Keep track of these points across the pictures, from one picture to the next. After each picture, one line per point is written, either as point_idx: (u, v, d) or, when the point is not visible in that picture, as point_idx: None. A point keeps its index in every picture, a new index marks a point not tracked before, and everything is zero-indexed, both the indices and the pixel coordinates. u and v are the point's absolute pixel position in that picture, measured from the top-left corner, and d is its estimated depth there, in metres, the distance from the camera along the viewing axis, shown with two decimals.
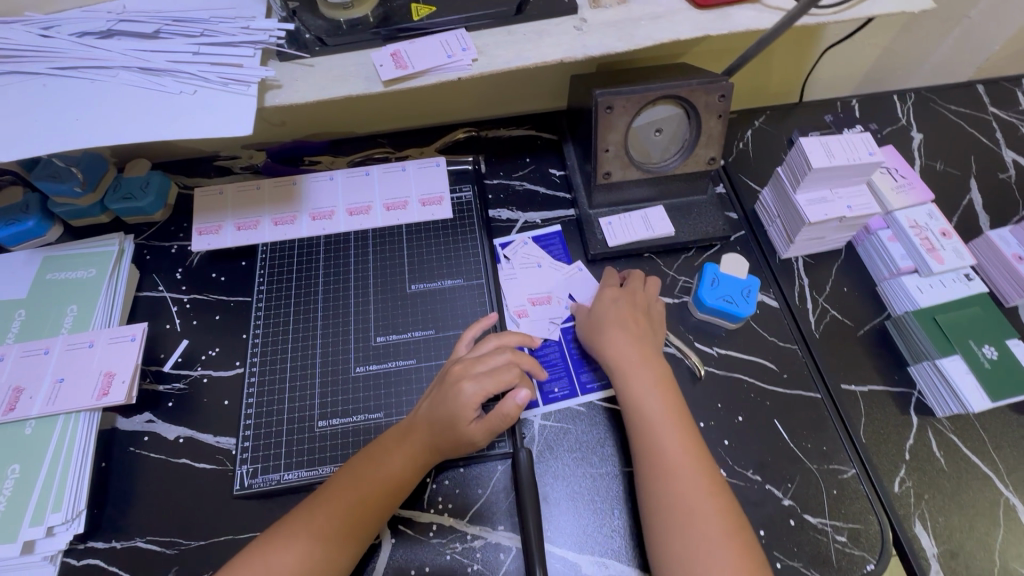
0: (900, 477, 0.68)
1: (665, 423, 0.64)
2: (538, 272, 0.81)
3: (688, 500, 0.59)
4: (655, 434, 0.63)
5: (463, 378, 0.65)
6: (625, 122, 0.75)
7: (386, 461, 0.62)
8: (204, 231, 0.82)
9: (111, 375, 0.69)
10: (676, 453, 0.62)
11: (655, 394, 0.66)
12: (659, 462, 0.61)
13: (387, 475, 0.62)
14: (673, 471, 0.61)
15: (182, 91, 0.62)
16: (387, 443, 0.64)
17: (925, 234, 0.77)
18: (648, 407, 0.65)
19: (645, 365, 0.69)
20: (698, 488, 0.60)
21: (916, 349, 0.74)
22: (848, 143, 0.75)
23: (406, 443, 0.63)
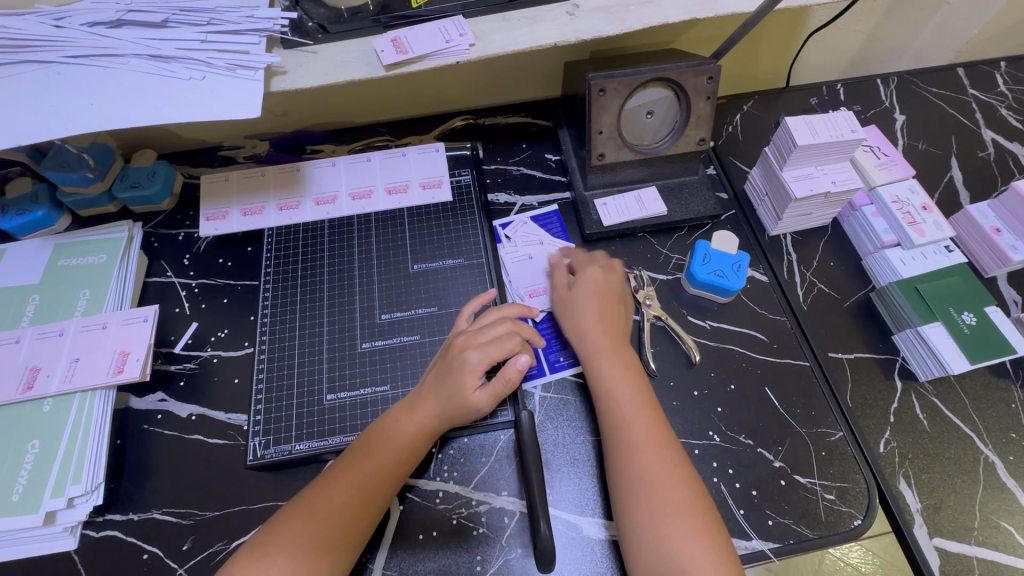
0: (885, 438, 0.71)
1: (638, 412, 0.65)
2: (539, 249, 0.84)
3: (664, 486, 0.60)
4: (627, 422, 0.65)
5: (467, 349, 0.68)
6: (617, 104, 0.77)
7: (389, 441, 0.64)
8: (211, 217, 0.84)
9: (126, 353, 0.71)
10: (649, 440, 0.63)
11: (629, 383, 0.68)
12: (633, 449, 0.63)
13: (393, 453, 0.64)
14: (647, 459, 0.62)
15: (192, 77, 0.64)
16: (387, 425, 0.66)
17: (908, 209, 0.81)
18: (621, 397, 0.66)
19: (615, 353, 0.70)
20: (672, 475, 0.61)
21: (900, 318, 0.77)
22: (831, 121, 0.78)
23: (408, 423, 0.66)
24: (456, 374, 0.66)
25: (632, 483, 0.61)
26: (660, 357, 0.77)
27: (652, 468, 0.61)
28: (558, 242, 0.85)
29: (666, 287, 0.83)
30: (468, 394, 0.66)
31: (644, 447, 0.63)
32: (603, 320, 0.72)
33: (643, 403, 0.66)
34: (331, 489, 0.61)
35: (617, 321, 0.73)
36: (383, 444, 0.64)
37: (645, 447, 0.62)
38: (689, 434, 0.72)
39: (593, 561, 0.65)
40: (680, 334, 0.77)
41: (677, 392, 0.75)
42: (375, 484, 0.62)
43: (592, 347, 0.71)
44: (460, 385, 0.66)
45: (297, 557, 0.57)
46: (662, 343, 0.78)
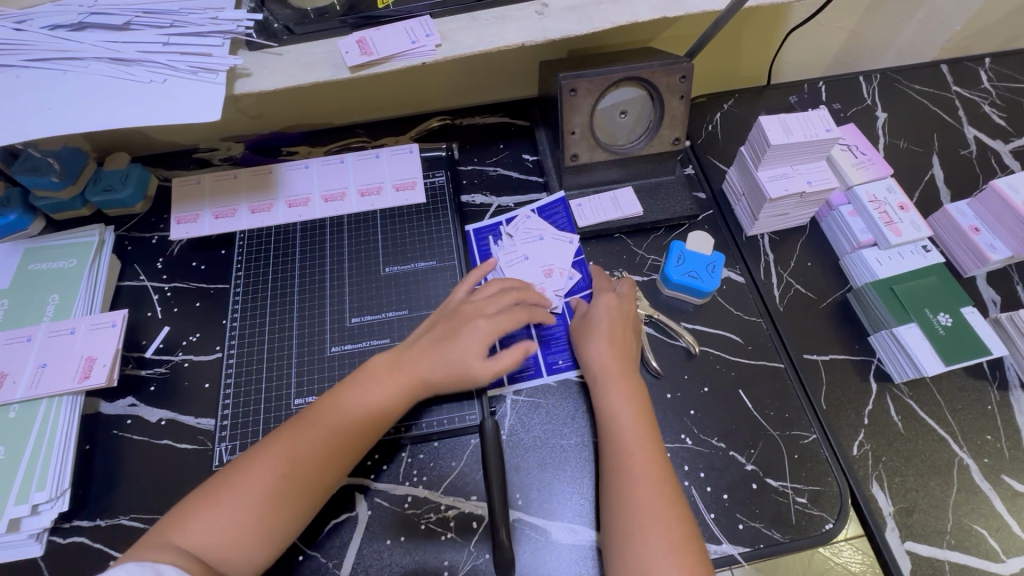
0: (858, 441, 0.70)
1: (633, 428, 0.64)
2: (541, 245, 0.83)
3: (651, 505, 0.59)
4: (619, 440, 0.64)
5: (475, 317, 0.69)
6: (589, 104, 0.77)
7: (361, 404, 0.64)
8: (182, 220, 0.84)
9: (93, 359, 0.71)
10: (643, 455, 0.62)
11: (630, 397, 0.67)
12: (625, 463, 0.62)
13: (365, 415, 0.64)
14: (637, 477, 0.60)
15: (153, 80, 0.64)
16: (359, 389, 0.65)
17: (885, 208, 0.80)
18: (619, 410, 0.66)
19: (619, 359, 0.70)
20: (655, 492, 0.59)
21: (875, 319, 0.76)
22: (806, 120, 0.77)
23: (384, 386, 0.65)
24: (455, 336, 0.68)
25: (617, 501, 0.60)
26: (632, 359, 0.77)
27: (639, 485, 0.60)
28: (560, 235, 0.83)
29: (641, 289, 0.82)
30: (465, 359, 0.67)
31: (633, 464, 0.62)
32: (612, 325, 0.72)
33: (640, 417, 0.65)
34: (288, 453, 0.60)
35: (625, 323, 0.73)
36: (355, 407, 0.64)
37: (637, 463, 0.62)
38: (661, 437, 0.71)
39: (562, 566, 0.65)
40: (677, 330, 0.77)
41: (650, 395, 0.74)
42: (337, 453, 0.62)
43: (596, 346, 0.71)
44: (456, 347, 0.67)
45: (243, 509, 0.57)
46: None
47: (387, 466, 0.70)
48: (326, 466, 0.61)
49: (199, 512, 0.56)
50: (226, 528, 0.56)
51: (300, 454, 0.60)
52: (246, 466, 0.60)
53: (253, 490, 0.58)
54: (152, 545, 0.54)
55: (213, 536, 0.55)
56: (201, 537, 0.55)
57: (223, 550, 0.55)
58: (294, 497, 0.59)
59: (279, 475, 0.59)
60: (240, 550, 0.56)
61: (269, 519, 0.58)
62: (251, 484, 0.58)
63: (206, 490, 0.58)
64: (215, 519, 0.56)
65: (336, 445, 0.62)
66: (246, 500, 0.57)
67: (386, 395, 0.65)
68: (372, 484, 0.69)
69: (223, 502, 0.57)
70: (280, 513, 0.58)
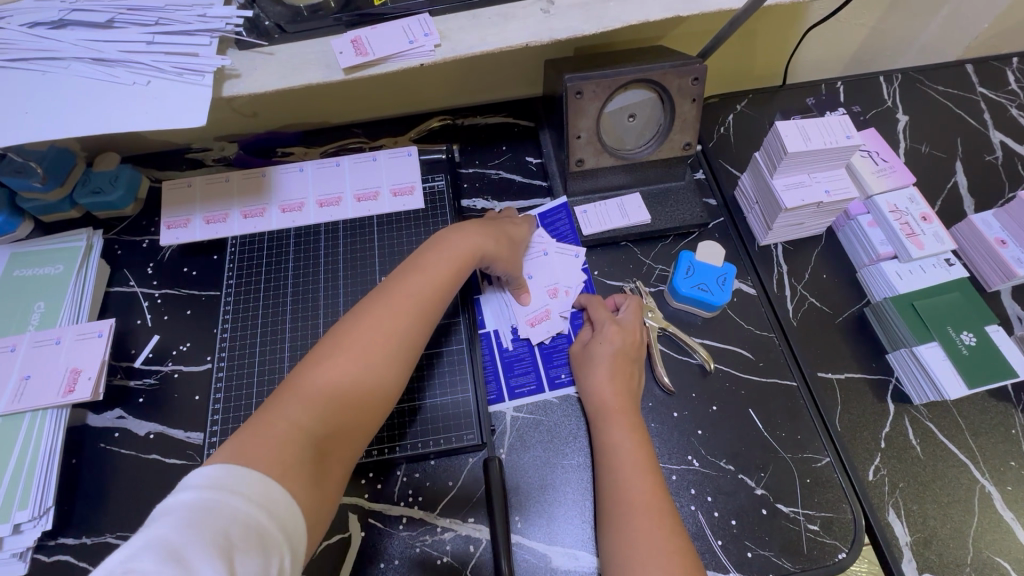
0: (874, 465, 0.67)
1: (633, 465, 0.61)
2: (543, 261, 0.80)
3: (651, 540, 0.55)
4: (615, 478, 0.61)
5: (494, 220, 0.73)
6: (596, 108, 0.73)
7: (430, 274, 0.62)
8: (173, 225, 0.81)
9: (78, 371, 0.69)
10: (639, 494, 0.59)
11: (631, 431, 0.64)
12: (625, 500, 0.59)
13: (434, 280, 0.62)
14: (631, 517, 0.57)
15: (136, 82, 0.60)
16: (427, 258, 0.64)
17: (906, 219, 0.76)
18: (620, 447, 0.63)
19: (619, 395, 0.67)
20: (655, 532, 0.55)
21: (894, 336, 0.72)
22: (826, 126, 0.73)
23: (447, 254, 0.65)
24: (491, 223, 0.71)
25: (615, 539, 0.57)
26: None
27: (638, 526, 0.56)
28: (564, 248, 0.81)
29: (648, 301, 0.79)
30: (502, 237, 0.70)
31: (631, 502, 0.58)
32: (613, 358, 0.69)
33: (640, 454, 0.62)
34: (378, 321, 0.57)
35: (626, 356, 0.70)
36: (427, 273, 0.62)
37: (636, 502, 0.58)
38: (666, 457, 0.68)
39: None
40: (690, 344, 0.74)
41: (655, 413, 0.71)
42: (419, 306, 0.60)
43: (596, 381, 0.68)
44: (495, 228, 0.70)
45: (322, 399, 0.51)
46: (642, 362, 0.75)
47: (381, 485, 0.68)
48: (410, 314, 0.59)
49: (291, 395, 0.50)
50: (322, 405, 0.50)
51: (388, 325, 0.57)
52: (332, 348, 0.54)
53: (346, 363, 0.53)
54: (267, 431, 0.46)
55: (311, 412, 0.49)
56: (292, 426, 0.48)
57: (320, 431, 0.49)
58: (388, 362, 0.56)
59: (370, 353, 0.55)
60: (341, 433, 0.51)
61: (366, 403, 0.53)
62: (349, 361, 0.53)
63: (292, 377, 0.52)
64: (308, 394, 0.50)
65: (414, 295, 0.60)
66: (342, 381, 0.52)
67: (449, 271, 0.64)
68: (366, 503, 0.67)
69: (320, 375, 0.52)
70: (375, 382, 0.54)
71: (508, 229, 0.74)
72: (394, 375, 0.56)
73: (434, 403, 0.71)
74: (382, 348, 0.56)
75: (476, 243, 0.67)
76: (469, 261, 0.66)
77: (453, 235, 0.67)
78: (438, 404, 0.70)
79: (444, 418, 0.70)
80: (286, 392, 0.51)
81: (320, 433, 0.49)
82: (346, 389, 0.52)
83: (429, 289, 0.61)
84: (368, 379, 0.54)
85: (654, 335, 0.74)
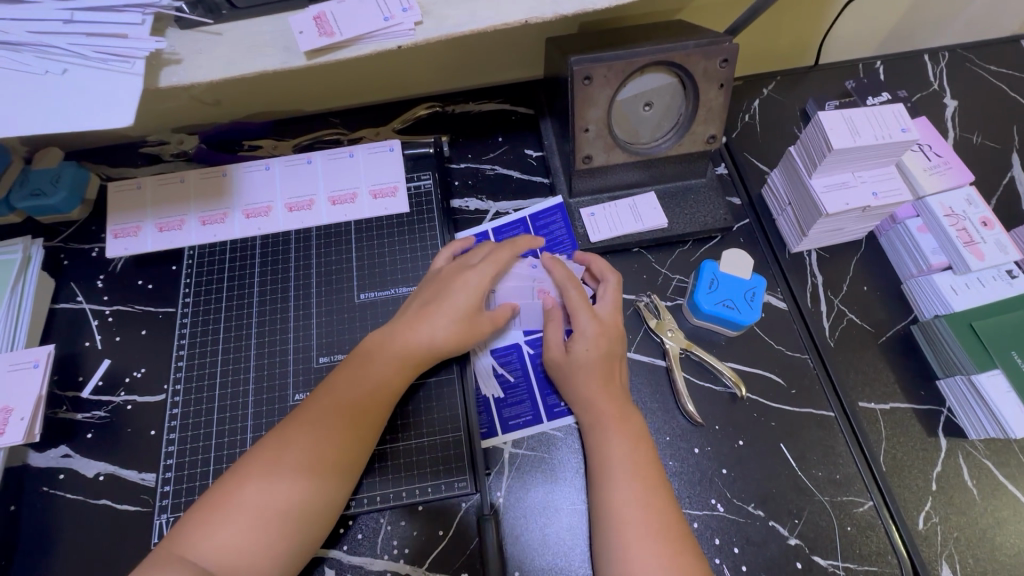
0: (924, 512, 0.59)
1: (633, 477, 0.54)
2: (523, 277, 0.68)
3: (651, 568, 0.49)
4: (611, 496, 0.54)
5: (463, 271, 0.63)
6: (607, 96, 0.62)
7: (376, 372, 0.57)
8: (120, 234, 0.72)
9: (8, 411, 0.60)
10: (641, 512, 0.52)
11: (628, 442, 0.57)
12: (615, 520, 0.53)
13: (380, 381, 0.57)
14: (635, 538, 0.51)
15: (49, 70, 0.48)
16: (377, 349, 0.59)
17: (963, 225, 0.66)
18: (616, 458, 0.56)
19: (614, 400, 0.59)
20: (664, 555, 0.50)
21: (947, 360, 0.63)
22: (877, 117, 0.62)
23: (396, 348, 0.59)
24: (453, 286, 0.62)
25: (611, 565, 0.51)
26: (644, 405, 0.65)
27: (641, 548, 0.50)
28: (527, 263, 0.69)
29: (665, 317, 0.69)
30: (463, 306, 0.60)
31: (634, 523, 0.52)
32: (601, 361, 0.60)
33: (639, 466, 0.55)
34: (314, 434, 0.53)
35: (615, 355, 0.62)
36: (371, 373, 0.57)
37: (636, 520, 0.52)
38: (687, 501, 0.60)
39: None
40: (717, 367, 0.65)
41: (673, 449, 0.62)
42: (359, 417, 0.55)
43: (583, 388, 0.60)
44: (456, 295, 0.61)
45: (246, 515, 0.49)
46: (657, 391, 0.65)
47: (361, 534, 0.59)
48: (351, 428, 0.54)
49: (206, 521, 0.49)
50: (244, 535, 0.48)
51: (324, 439, 0.53)
52: (259, 467, 0.51)
53: (277, 483, 0.50)
54: (173, 560, 0.46)
55: (231, 543, 0.48)
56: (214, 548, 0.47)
57: (239, 562, 0.48)
58: (323, 480, 0.52)
59: (303, 470, 0.51)
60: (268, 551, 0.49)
61: (297, 528, 0.50)
62: (263, 475, 0.51)
63: (216, 493, 0.50)
64: (229, 521, 0.49)
65: (354, 403, 0.55)
66: (269, 507, 0.50)
67: (398, 369, 0.58)
68: (343, 557, 0.58)
69: (234, 517, 0.49)
70: (307, 507, 0.51)
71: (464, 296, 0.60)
72: (330, 493, 0.53)
73: (420, 443, 0.62)
74: (318, 464, 0.52)
75: (428, 336, 0.59)
76: (425, 353, 0.59)
77: (406, 321, 0.61)
78: (424, 445, 0.62)
79: (432, 462, 0.61)
80: (205, 514, 0.49)
81: None
82: (275, 515, 0.50)
83: (361, 403, 0.56)
84: (300, 501, 0.51)
85: (674, 358, 0.66)
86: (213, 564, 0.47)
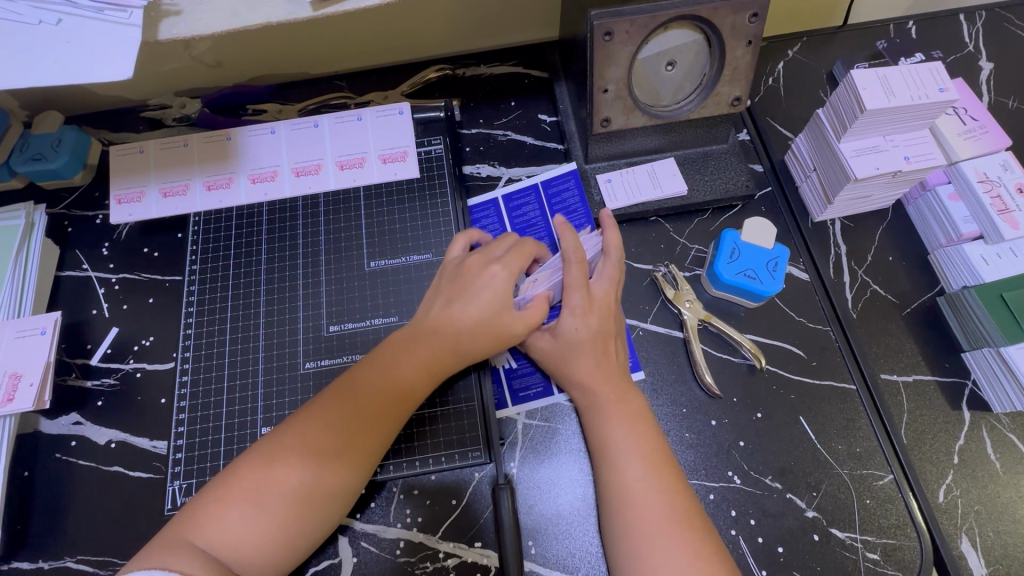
0: (946, 485, 0.58)
1: (641, 453, 0.53)
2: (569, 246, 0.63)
3: (664, 542, 0.49)
4: (620, 471, 0.53)
5: (488, 262, 0.60)
6: (629, 53, 0.59)
7: (399, 372, 0.55)
8: (124, 199, 0.70)
9: (18, 377, 0.60)
10: (646, 490, 0.51)
11: (635, 419, 0.55)
12: (625, 495, 0.52)
13: (401, 381, 0.55)
14: (640, 515, 0.50)
15: (43, 20, 0.45)
16: (399, 348, 0.57)
17: (998, 192, 0.63)
18: (615, 441, 0.55)
19: (613, 379, 0.58)
20: (671, 532, 0.49)
21: (975, 332, 0.62)
22: (913, 76, 0.60)
23: (422, 348, 0.57)
24: (478, 279, 0.58)
25: (621, 540, 0.51)
26: (660, 376, 0.63)
27: (648, 527, 0.50)
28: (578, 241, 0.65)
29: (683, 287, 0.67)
30: (494, 301, 0.57)
31: (645, 499, 0.51)
32: (594, 339, 0.58)
33: (644, 447, 0.54)
34: (333, 427, 0.52)
35: (608, 330, 0.59)
36: (393, 372, 0.55)
37: (640, 499, 0.51)
38: (704, 474, 0.59)
39: None
40: (736, 338, 0.63)
41: (690, 421, 0.61)
42: (376, 412, 0.53)
43: (580, 371, 0.58)
44: (485, 289, 0.58)
45: (254, 500, 0.48)
46: (674, 362, 0.64)
47: (375, 504, 0.59)
48: (364, 427, 0.53)
49: (216, 503, 0.48)
50: (260, 527, 0.48)
51: (343, 434, 0.52)
52: (265, 454, 0.50)
53: (285, 473, 0.49)
54: (181, 541, 0.46)
55: (244, 535, 0.47)
56: (224, 533, 0.47)
57: (255, 553, 0.47)
58: (342, 476, 0.51)
59: (323, 463, 0.50)
60: (275, 538, 0.48)
61: (314, 519, 0.50)
62: (270, 461, 0.50)
63: (222, 482, 0.49)
64: (237, 514, 0.48)
65: (370, 401, 0.53)
66: (285, 499, 0.49)
67: (417, 369, 0.56)
68: (358, 526, 0.58)
69: (242, 503, 0.48)
70: (317, 496, 0.50)
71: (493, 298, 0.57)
72: (340, 482, 0.51)
73: (434, 413, 0.61)
74: (338, 459, 0.51)
75: (454, 338, 0.57)
76: (451, 352, 0.57)
77: (428, 324, 0.58)
78: (438, 416, 0.61)
79: (446, 432, 0.61)
80: (216, 501, 0.48)
81: (237, 562, 0.47)
82: (291, 508, 0.49)
83: (380, 393, 0.54)
84: (318, 496, 0.50)
85: (692, 328, 0.64)
86: (228, 553, 0.46)
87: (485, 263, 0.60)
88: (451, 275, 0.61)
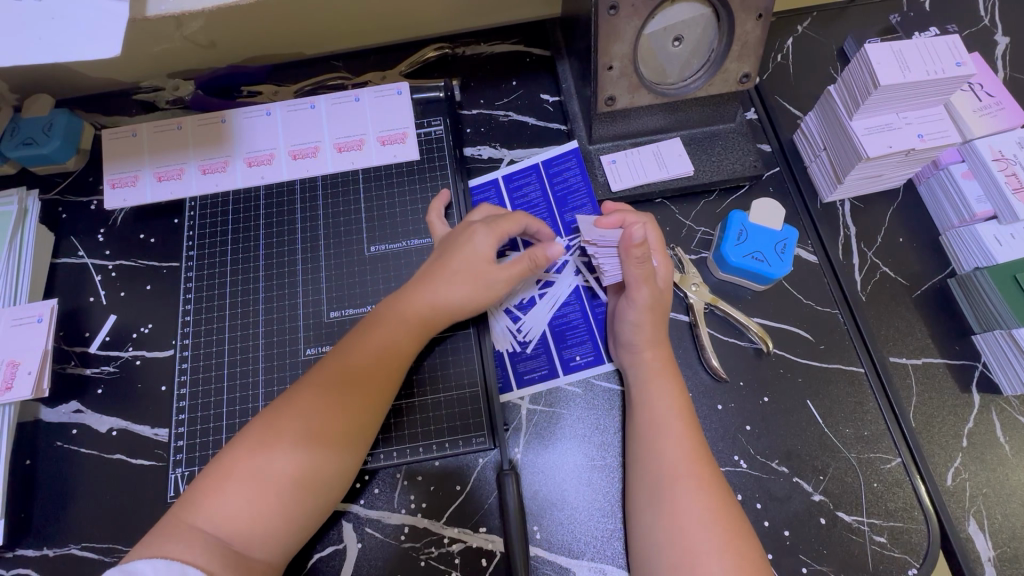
0: (954, 468, 0.58)
1: (667, 432, 0.53)
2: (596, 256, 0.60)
3: (695, 519, 0.49)
4: (651, 452, 0.53)
5: (470, 223, 0.60)
6: (635, 28, 0.57)
7: (383, 338, 0.55)
8: (118, 184, 0.69)
9: (15, 365, 0.60)
10: (683, 463, 0.51)
11: (666, 399, 0.55)
12: (655, 474, 0.52)
13: (386, 349, 0.55)
14: (670, 493, 0.50)
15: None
16: (381, 318, 0.57)
17: (1013, 169, 0.62)
18: (652, 418, 0.54)
19: (659, 355, 0.57)
20: (708, 506, 0.49)
21: (987, 314, 0.61)
22: (930, 50, 0.58)
23: (405, 313, 0.57)
24: (460, 242, 0.59)
25: (648, 517, 0.51)
26: None
27: (679, 503, 0.49)
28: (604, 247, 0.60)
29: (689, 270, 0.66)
30: (473, 258, 0.58)
31: (672, 478, 0.51)
32: (654, 314, 0.58)
33: (673, 424, 0.54)
34: (315, 399, 0.51)
35: (660, 299, 0.59)
36: (374, 339, 0.55)
37: (674, 476, 0.51)
38: None
39: None
40: (742, 321, 0.62)
41: (697, 405, 0.61)
42: (363, 380, 0.53)
43: (631, 337, 0.58)
44: (466, 249, 0.58)
45: (255, 483, 0.47)
46: (680, 346, 0.63)
47: (377, 489, 0.58)
48: (354, 395, 0.52)
49: (213, 486, 0.47)
50: (257, 501, 0.47)
51: (329, 405, 0.51)
52: (259, 438, 0.49)
53: (285, 452, 0.49)
54: (181, 524, 0.45)
55: (243, 512, 0.47)
56: (224, 517, 0.46)
57: (254, 535, 0.46)
58: (333, 447, 0.51)
59: (309, 436, 0.50)
60: (276, 520, 0.47)
61: (309, 494, 0.49)
62: (267, 445, 0.49)
63: (221, 464, 0.49)
64: (238, 496, 0.47)
65: (360, 370, 0.53)
66: (278, 473, 0.48)
67: (404, 334, 0.56)
68: (361, 511, 0.58)
69: (240, 486, 0.47)
70: (317, 476, 0.50)
71: (474, 255, 0.58)
72: (337, 462, 0.51)
73: (437, 399, 0.61)
74: (324, 430, 0.50)
75: (435, 301, 0.57)
76: (429, 316, 0.57)
77: (408, 290, 0.58)
78: (440, 401, 0.61)
79: (449, 417, 0.60)
80: (215, 483, 0.47)
81: (239, 545, 0.46)
82: (284, 482, 0.48)
83: (368, 363, 0.54)
84: (313, 468, 0.49)
85: (698, 312, 0.63)
86: (225, 532, 0.46)
87: (467, 225, 0.60)
88: (439, 241, 0.62)
